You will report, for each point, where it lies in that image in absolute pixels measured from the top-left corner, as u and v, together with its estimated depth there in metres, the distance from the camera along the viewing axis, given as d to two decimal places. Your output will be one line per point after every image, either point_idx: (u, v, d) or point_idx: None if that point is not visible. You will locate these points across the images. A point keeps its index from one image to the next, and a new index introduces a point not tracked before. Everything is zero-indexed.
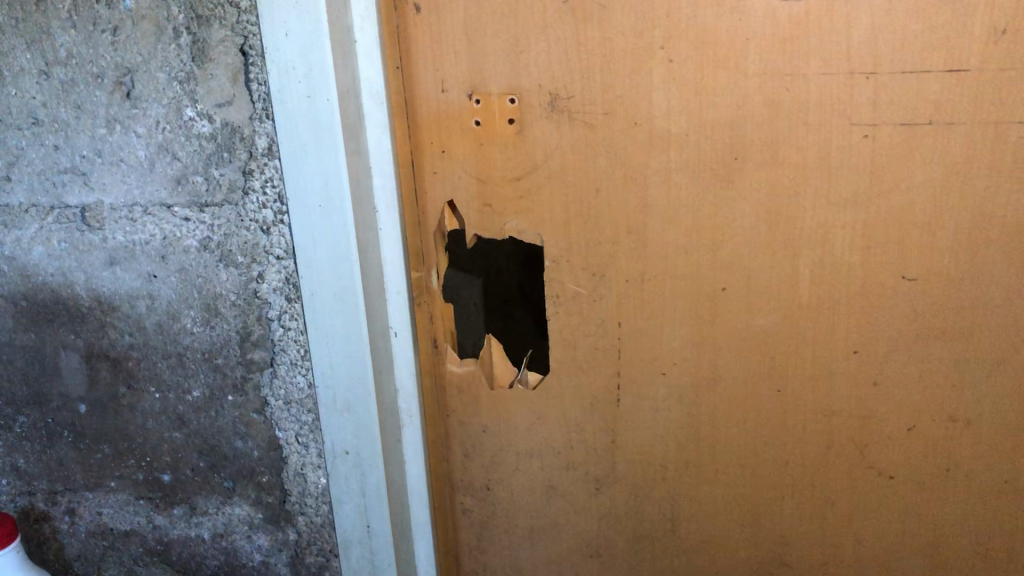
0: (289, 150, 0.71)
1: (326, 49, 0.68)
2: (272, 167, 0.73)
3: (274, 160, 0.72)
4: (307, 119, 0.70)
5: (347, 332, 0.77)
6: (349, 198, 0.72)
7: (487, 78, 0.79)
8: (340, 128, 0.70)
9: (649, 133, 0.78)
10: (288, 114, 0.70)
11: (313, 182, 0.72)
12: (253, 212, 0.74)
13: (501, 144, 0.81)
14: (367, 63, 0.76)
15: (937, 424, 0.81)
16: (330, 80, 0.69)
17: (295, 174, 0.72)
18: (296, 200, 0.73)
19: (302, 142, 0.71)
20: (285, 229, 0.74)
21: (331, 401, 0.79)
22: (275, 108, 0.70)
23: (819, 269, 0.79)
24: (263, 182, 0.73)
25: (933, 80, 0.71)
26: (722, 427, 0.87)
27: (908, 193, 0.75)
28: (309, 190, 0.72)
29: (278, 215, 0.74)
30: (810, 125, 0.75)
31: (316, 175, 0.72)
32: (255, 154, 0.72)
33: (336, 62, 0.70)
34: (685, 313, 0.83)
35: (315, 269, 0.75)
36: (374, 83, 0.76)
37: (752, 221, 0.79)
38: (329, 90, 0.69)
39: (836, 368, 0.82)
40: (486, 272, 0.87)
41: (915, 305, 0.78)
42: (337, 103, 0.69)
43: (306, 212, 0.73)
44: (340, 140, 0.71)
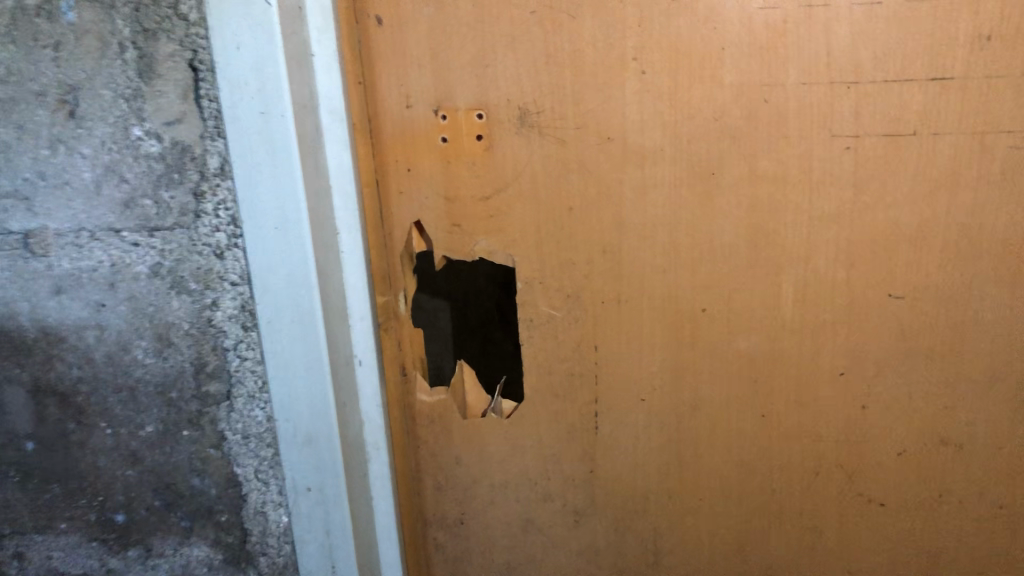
0: (242, 170, 0.67)
1: (280, 62, 0.65)
2: (225, 188, 0.69)
3: (227, 180, 0.69)
4: (260, 136, 0.66)
5: (307, 360, 0.73)
6: (305, 219, 0.69)
7: (454, 93, 0.76)
8: (296, 146, 0.67)
9: (623, 148, 0.75)
10: (241, 131, 0.66)
11: (269, 204, 0.68)
12: (206, 236, 0.70)
13: (469, 161, 0.78)
14: (326, 78, 0.70)
15: (929, 447, 0.78)
16: (284, 97, 0.66)
17: (249, 195, 0.68)
18: (250, 223, 0.69)
19: (256, 161, 0.67)
20: (240, 254, 0.71)
21: (292, 435, 0.75)
22: (228, 125, 0.67)
23: (803, 287, 0.75)
24: (216, 204, 0.69)
25: (917, 89, 0.68)
26: (705, 455, 0.83)
27: (894, 208, 0.72)
28: (264, 212, 0.68)
29: (233, 238, 0.70)
30: (790, 138, 0.71)
31: (271, 195, 0.68)
32: (207, 174, 0.69)
33: (292, 75, 0.66)
34: (664, 335, 0.80)
35: (272, 296, 0.71)
36: (334, 96, 0.71)
37: (732, 239, 0.75)
38: (283, 106, 0.66)
39: (823, 390, 0.78)
40: (466, 292, 0.84)
41: (903, 324, 0.75)
42: (292, 120, 0.66)
43: (261, 235, 0.69)
44: (296, 159, 0.67)
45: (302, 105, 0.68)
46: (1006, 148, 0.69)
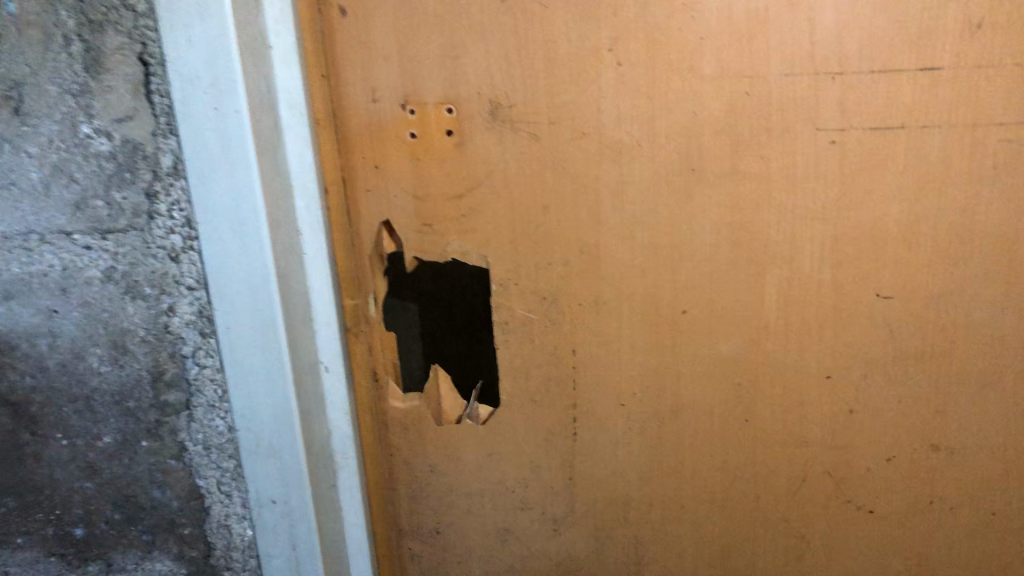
0: (195, 170, 0.64)
1: (232, 56, 0.61)
2: (179, 189, 0.66)
3: (181, 180, 0.65)
4: (213, 134, 0.63)
5: (268, 370, 0.69)
6: (263, 221, 0.65)
7: (422, 87, 0.72)
8: (252, 144, 0.64)
9: (599, 144, 0.71)
10: (194, 129, 0.63)
11: (224, 205, 0.65)
12: (161, 239, 0.67)
13: (439, 157, 0.74)
14: (285, 72, 0.67)
15: (919, 453, 0.75)
16: (238, 92, 0.62)
17: (203, 196, 0.65)
18: (205, 225, 0.65)
19: (209, 160, 0.64)
20: (195, 257, 0.67)
21: (254, 446, 0.72)
22: (180, 123, 0.63)
23: (787, 287, 0.72)
24: (170, 205, 0.66)
25: (905, 80, 0.65)
26: (688, 462, 0.80)
27: (881, 204, 0.69)
28: (220, 213, 0.65)
29: (189, 241, 0.67)
30: (773, 132, 0.68)
31: (226, 196, 0.64)
32: (160, 174, 0.65)
33: (247, 69, 0.63)
34: (643, 338, 0.77)
35: (230, 301, 0.67)
36: (293, 91, 0.68)
37: (713, 238, 0.72)
38: (237, 102, 0.62)
39: (809, 394, 0.75)
40: (451, 290, 0.79)
41: (892, 326, 0.72)
42: (247, 117, 0.63)
43: (217, 238, 0.66)
44: (252, 158, 0.64)
45: (258, 100, 0.64)
46: (998, 141, 0.65)
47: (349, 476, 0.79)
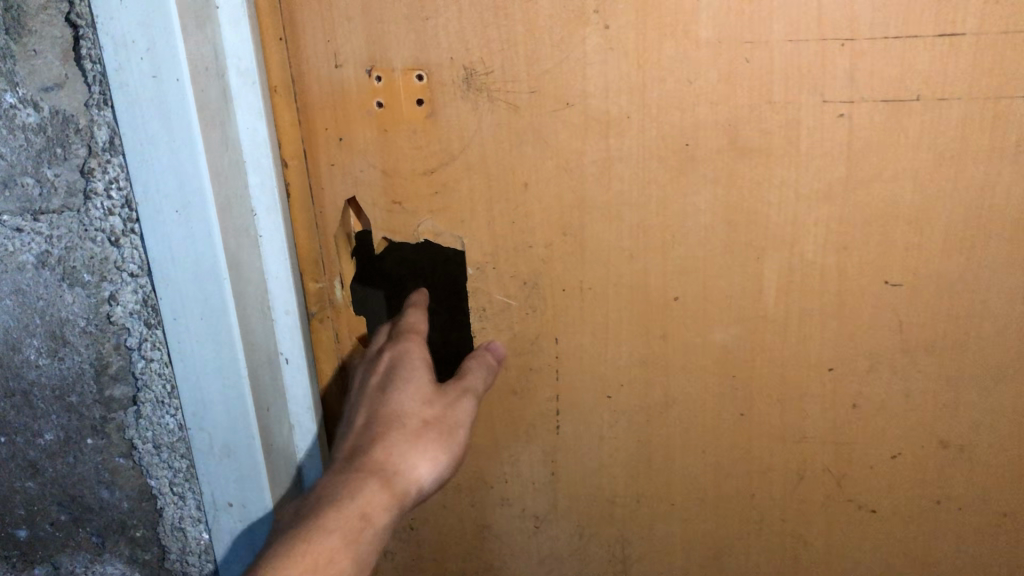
0: (135, 145, 0.58)
1: (170, 17, 0.54)
2: (117, 165, 0.60)
3: (119, 156, 0.59)
4: (153, 105, 0.56)
5: (220, 363, 0.64)
6: (210, 204, 0.58)
7: (388, 51, 0.66)
8: (196, 114, 0.56)
9: (584, 115, 0.65)
10: (131, 99, 0.57)
11: (168, 185, 0.59)
12: (99, 220, 0.61)
13: (409, 128, 0.68)
14: (235, 35, 0.61)
15: (926, 451, 0.70)
16: (179, 57, 0.54)
17: (144, 173, 0.59)
18: (147, 205, 0.60)
19: (149, 134, 0.57)
20: (137, 241, 0.62)
21: (207, 444, 0.67)
22: (115, 90, 0.57)
23: (788, 273, 0.67)
24: (107, 183, 0.60)
25: (921, 47, 0.59)
26: (677, 458, 0.74)
27: (892, 183, 0.63)
28: (163, 192, 0.59)
29: (130, 223, 0.61)
30: (774, 104, 0.62)
31: (170, 172, 0.58)
32: (95, 149, 0.60)
33: (189, 30, 0.55)
34: (631, 327, 0.71)
35: (177, 290, 0.62)
36: (244, 57, 0.62)
37: (708, 219, 0.66)
38: (177, 70, 0.55)
39: (809, 388, 0.70)
40: (433, 263, 0.73)
41: (900, 315, 0.66)
42: (189, 85, 0.55)
43: (160, 220, 0.60)
44: (197, 133, 0.56)
45: (203, 66, 0.57)
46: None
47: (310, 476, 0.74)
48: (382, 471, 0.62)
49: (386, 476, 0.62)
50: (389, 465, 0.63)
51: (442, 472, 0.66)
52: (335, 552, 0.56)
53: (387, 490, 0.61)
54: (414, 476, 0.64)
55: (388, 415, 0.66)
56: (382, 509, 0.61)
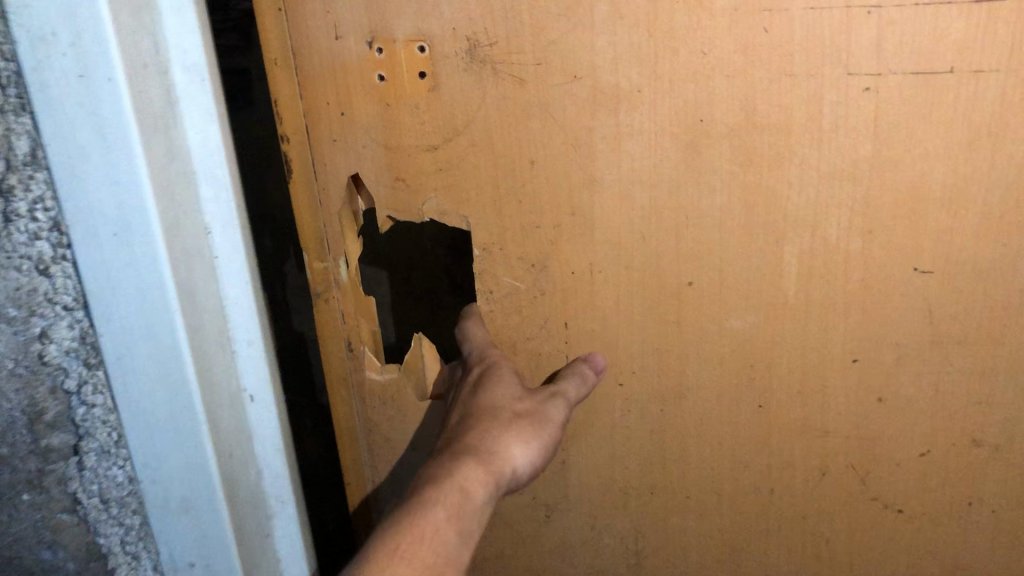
0: (63, 159, 0.53)
1: (98, 4, 0.49)
2: (40, 181, 0.53)
3: (42, 168, 0.53)
4: (82, 111, 0.52)
5: (172, 405, 0.60)
6: (153, 224, 0.55)
7: (390, 21, 0.63)
8: (132, 120, 0.52)
9: (593, 89, 0.61)
10: (55, 104, 0.52)
11: (103, 203, 0.54)
12: (23, 246, 0.53)
13: (412, 102, 0.65)
14: (178, 22, 0.56)
15: (957, 448, 0.65)
16: (110, 55, 0.50)
17: (74, 195, 0.54)
18: (80, 229, 0.55)
19: (78, 147, 0.52)
20: (68, 268, 0.56)
21: (161, 490, 0.63)
22: (35, 94, 0.51)
23: (810, 259, 0.62)
24: (30, 203, 0.53)
25: (956, 14, 0.54)
26: (692, 450, 0.71)
27: (923, 162, 0.58)
28: (98, 217, 0.54)
29: (60, 248, 0.55)
30: (795, 77, 0.58)
31: (103, 189, 0.54)
32: (14, 164, 0.52)
33: (122, 20, 0.51)
34: (644, 313, 0.67)
35: (121, 321, 0.57)
36: (186, 50, 0.57)
37: (724, 201, 0.62)
38: (109, 68, 0.50)
39: (832, 380, 0.66)
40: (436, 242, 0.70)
41: (931, 305, 0.62)
42: (122, 85, 0.51)
43: (95, 245, 0.55)
44: (135, 145, 0.52)
45: (143, 63, 0.53)
46: None
47: (281, 518, 0.72)
48: (479, 453, 0.62)
49: (483, 457, 0.62)
50: (483, 449, 0.62)
51: (539, 460, 0.65)
52: (439, 524, 0.56)
53: (483, 464, 0.61)
54: (509, 459, 0.63)
55: (480, 412, 0.65)
56: (482, 483, 0.60)
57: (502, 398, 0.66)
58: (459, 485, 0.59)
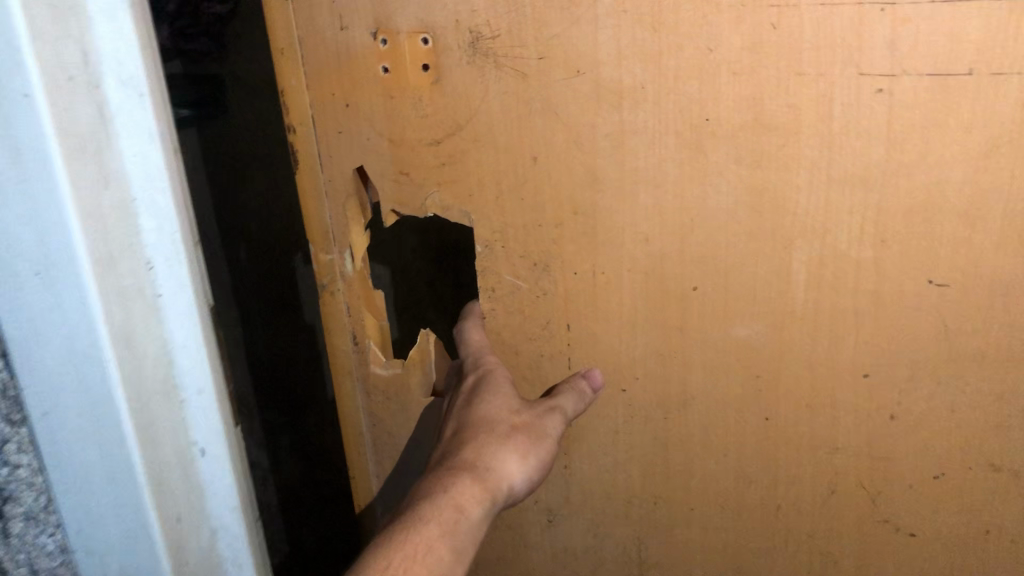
0: None
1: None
2: None
3: None
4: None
5: (109, 475, 0.48)
6: (84, 269, 0.42)
7: (394, 12, 0.62)
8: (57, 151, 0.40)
9: (596, 85, 0.60)
10: None
11: (23, 238, 0.42)
12: None
13: (415, 95, 0.64)
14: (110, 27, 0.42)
15: (973, 473, 0.62)
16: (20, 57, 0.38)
17: None
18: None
19: None
20: None
21: (97, 556, 0.51)
22: None
23: (819, 267, 0.59)
24: None
25: (975, 12, 0.51)
26: (697, 460, 0.69)
27: (939, 169, 0.55)
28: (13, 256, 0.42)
29: None
30: (804, 76, 0.55)
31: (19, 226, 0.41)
32: None
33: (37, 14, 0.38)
34: (647, 318, 0.65)
35: (45, 376, 0.45)
36: (126, 54, 0.43)
37: (730, 204, 0.60)
38: (25, 82, 0.38)
39: (841, 395, 0.63)
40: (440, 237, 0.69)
41: (946, 320, 0.58)
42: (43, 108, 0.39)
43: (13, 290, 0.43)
44: (59, 174, 0.40)
45: (66, 75, 0.40)
46: None
47: None
48: (474, 470, 0.62)
49: (478, 473, 0.62)
50: (477, 466, 0.63)
51: (536, 473, 0.65)
52: (432, 540, 0.56)
53: (478, 481, 0.61)
54: (504, 476, 0.63)
55: (473, 427, 0.65)
56: (477, 499, 0.60)
57: (497, 411, 0.66)
58: (453, 502, 0.59)
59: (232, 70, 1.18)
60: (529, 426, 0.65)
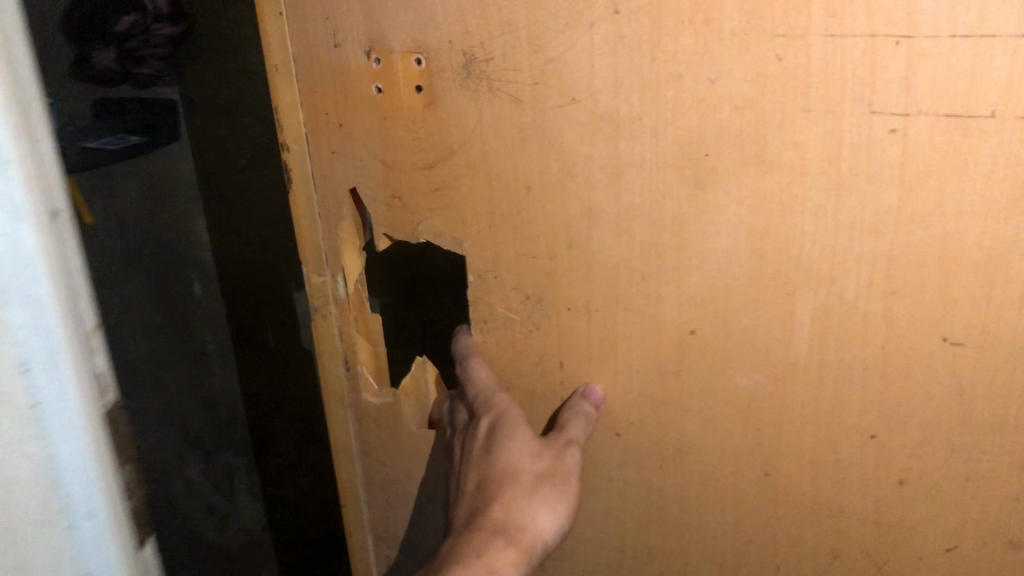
0: None
1: None
2: None
3: None
4: None
5: None
6: None
7: (387, 31, 0.60)
8: None
9: (592, 114, 0.56)
10: None
11: None
12: None
13: (408, 118, 0.61)
14: None
15: (989, 550, 0.57)
16: None
17: None
18: None
19: None
20: None
21: None
22: None
23: (823, 317, 0.55)
24: None
25: (999, 50, 0.46)
26: (691, 513, 0.65)
27: (955, 219, 0.50)
28: None
29: None
30: (811, 113, 0.51)
31: None
32: None
33: None
34: (642, 361, 0.62)
35: None
36: None
37: (730, 245, 0.56)
38: None
39: (847, 455, 0.58)
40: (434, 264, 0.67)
41: (962, 382, 0.53)
42: None
43: None
44: None
45: None
46: None
47: None
48: (506, 531, 0.60)
49: (511, 534, 0.60)
50: (509, 524, 0.61)
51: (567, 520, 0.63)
52: None
53: (513, 544, 0.60)
54: (539, 531, 0.61)
55: (495, 483, 0.63)
56: (515, 563, 0.59)
57: (517, 458, 0.63)
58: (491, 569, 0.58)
59: (185, 94, 1.21)
60: (549, 472, 0.63)
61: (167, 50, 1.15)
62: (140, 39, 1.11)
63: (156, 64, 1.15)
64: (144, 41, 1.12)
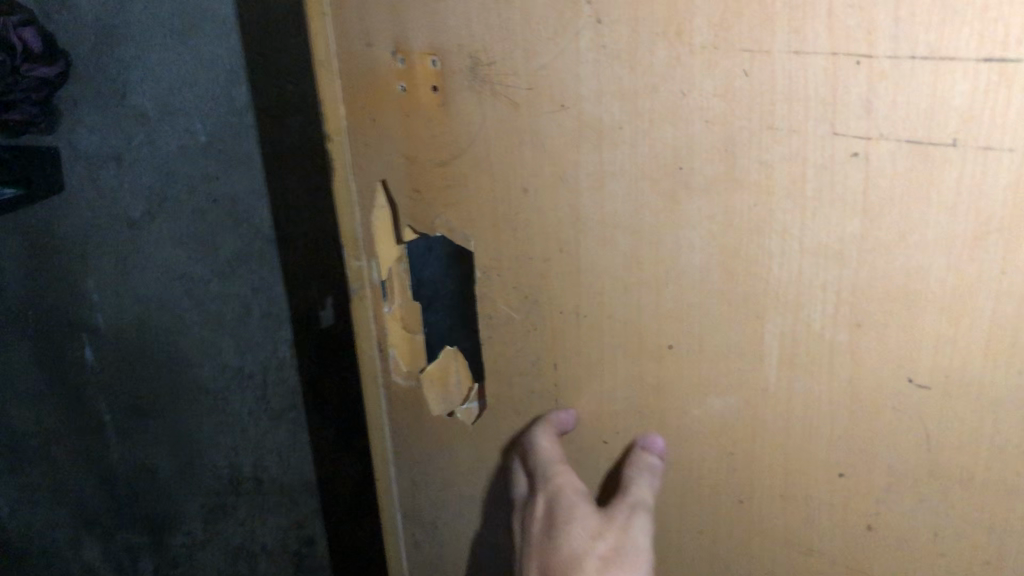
0: None
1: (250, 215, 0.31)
2: None
3: None
4: None
5: None
6: None
7: (408, 32, 0.63)
8: None
9: (579, 121, 0.57)
10: None
11: None
12: None
13: (426, 116, 0.65)
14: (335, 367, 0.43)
15: None
16: None
17: None
18: None
19: None
20: None
21: None
22: None
23: (791, 345, 0.53)
24: None
25: (961, 74, 0.43)
26: (674, 529, 0.64)
27: (918, 254, 0.47)
28: None
29: None
30: (776, 131, 0.49)
31: None
32: None
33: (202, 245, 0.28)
34: (627, 371, 0.62)
35: None
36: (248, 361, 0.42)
37: (703, 263, 0.55)
38: None
39: (816, 491, 0.56)
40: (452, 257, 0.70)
41: (930, 429, 0.50)
42: None
43: None
44: None
45: None
46: None
47: None
48: None
49: None
50: None
51: None
52: None
53: None
54: None
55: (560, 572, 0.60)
56: None
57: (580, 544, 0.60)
58: None
59: (69, 142, 1.18)
60: (615, 551, 0.59)
61: (38, 95, 1.11)
62: (10, 82, 1.07)
63: (27, 109, 1.10)
64: (15, 84, 1.07)
